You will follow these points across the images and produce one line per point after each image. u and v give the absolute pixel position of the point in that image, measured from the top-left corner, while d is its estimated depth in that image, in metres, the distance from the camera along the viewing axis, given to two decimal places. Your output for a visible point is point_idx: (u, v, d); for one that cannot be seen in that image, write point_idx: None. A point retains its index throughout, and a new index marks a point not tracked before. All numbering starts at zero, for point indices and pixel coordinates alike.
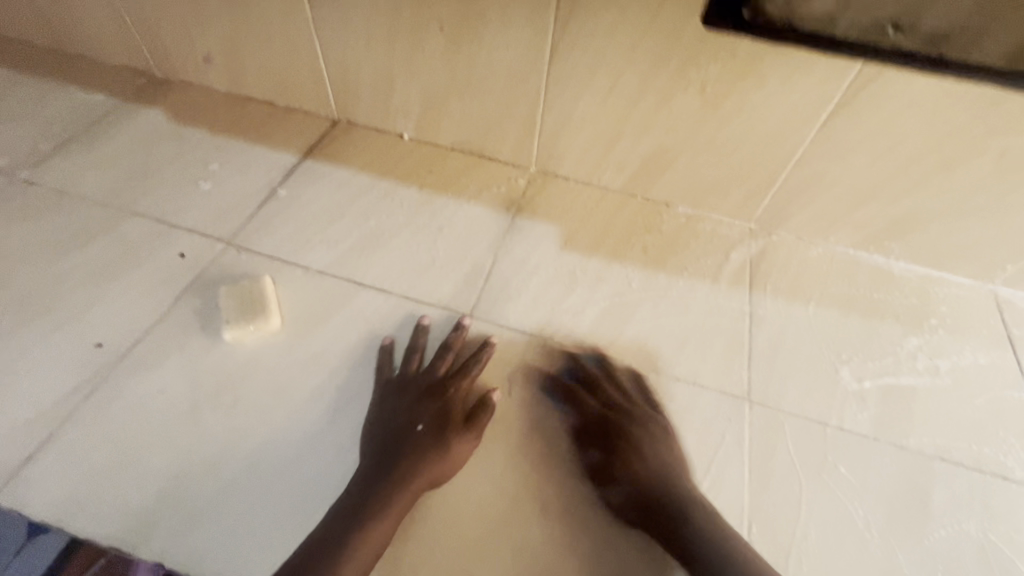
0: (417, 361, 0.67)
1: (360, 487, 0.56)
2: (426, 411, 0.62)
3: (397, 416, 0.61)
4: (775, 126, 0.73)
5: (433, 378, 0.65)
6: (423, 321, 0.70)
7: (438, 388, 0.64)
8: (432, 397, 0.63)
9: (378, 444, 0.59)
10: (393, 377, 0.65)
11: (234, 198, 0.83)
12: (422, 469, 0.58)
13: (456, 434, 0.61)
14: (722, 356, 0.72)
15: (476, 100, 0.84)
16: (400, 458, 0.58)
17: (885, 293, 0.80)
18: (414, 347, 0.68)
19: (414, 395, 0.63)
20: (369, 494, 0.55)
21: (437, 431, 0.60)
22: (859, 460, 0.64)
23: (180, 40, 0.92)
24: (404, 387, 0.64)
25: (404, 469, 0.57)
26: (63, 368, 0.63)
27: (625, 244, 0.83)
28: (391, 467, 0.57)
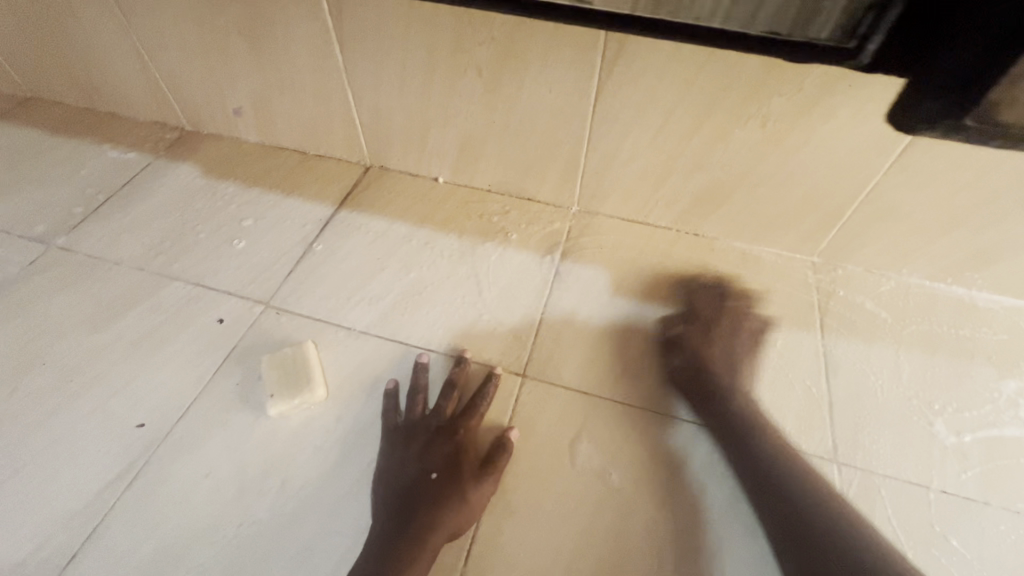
0: (422, 403, 0.64)
1: (375, 552, 0.53)
2: (435, 457, 0.59)
3: (406, 465, 0.59)
4: (843, 158, 0.67)
5: (442, 420, 0.63)
6: (422, 359, 0.67)
7: (447, 430, 0.62)
8: (442, 441, 0.61)
9: (392, 497, 0.57)
10: (399, 422, 0.63)
11: (270, 256, 0.81)
12: (440, 525, 0.55)
13: (473, 477, 0.58)
14: (801, 410, 0.65)
15: (515, 142, 0.81)
16: (417, 511, 0.55)
17: (972, 330, 0.73)
18: (418, 388, 0.65)
19: (422, 441, 0.61)
20: (387, 563, 0.53)
21: (450, 478, 0.58)
22: (971, 530, 0.57)
23: (211, 94, 0.91)
24: (412, 433, 0.61)
25: (424, 522, 0.55)
26: (104, 454, 0.60)
27: (680, 285, 0.78)
28: (411, 521, 0.55)
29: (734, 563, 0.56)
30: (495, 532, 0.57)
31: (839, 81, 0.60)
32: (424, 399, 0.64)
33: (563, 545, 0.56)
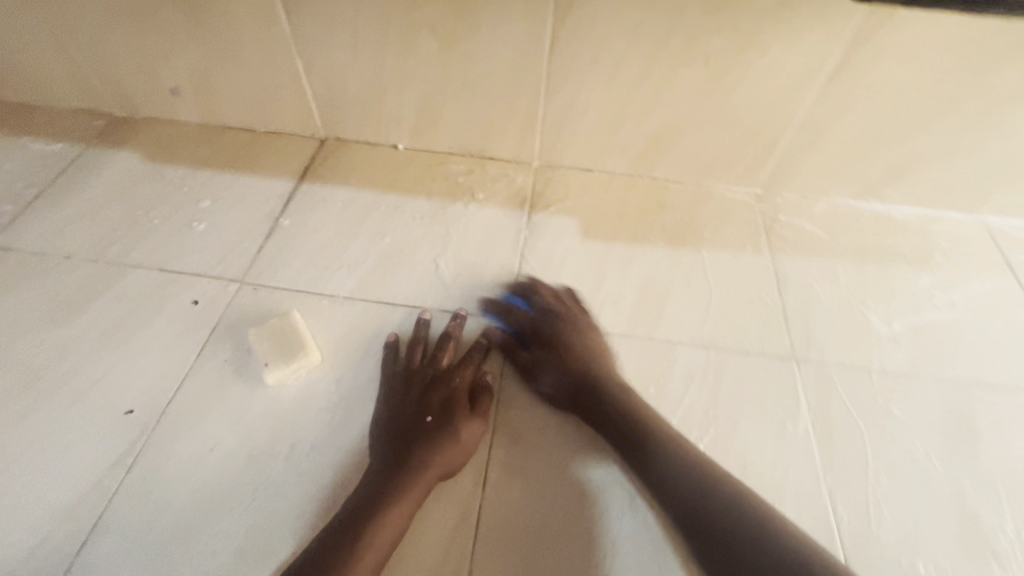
0: (421, 352, 0.66)
1: (363, 488, 0.55)
2: (432, 401, 0.61)
3: (405, 409, 0.60)
4: (776, 92, 0.75)
5: (439, 370, 0.64)
6: (425, 315, 0.69)
7: (445, 377, 0.63)
8: (438, 388, 0.62)
9: (387, 440, 0.58)
10: (399, 370, 0.64)
11: (237, 235, 0.79)
12: (432, 461, 0.57)
13: (465, 419, 0.60)
14: (761, 319, 0.73)
15: (474, 101, 0.83)
16: (410, 451, 0.57)
17: (891, 237, 0.84)
18: (417, 339, 0.67)
19: (421, 386, 0.62)
20: (375, 496, 0.54)
21: (443, 421, 0.59)
22: (906, 400, 0.67)
23: (143, 73, 0.86)
24: (410, 380, 0.63)
25: (416, 461, 0.56)
26: (96, 444, 0.58)
27: (643, 225, 0.83)
28: (403, 459, 0.56)
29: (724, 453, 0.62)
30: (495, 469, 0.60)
31: (770, 20, 0.67)
32: (422, 349, 0.66)
33: (570, 463, 0.61)
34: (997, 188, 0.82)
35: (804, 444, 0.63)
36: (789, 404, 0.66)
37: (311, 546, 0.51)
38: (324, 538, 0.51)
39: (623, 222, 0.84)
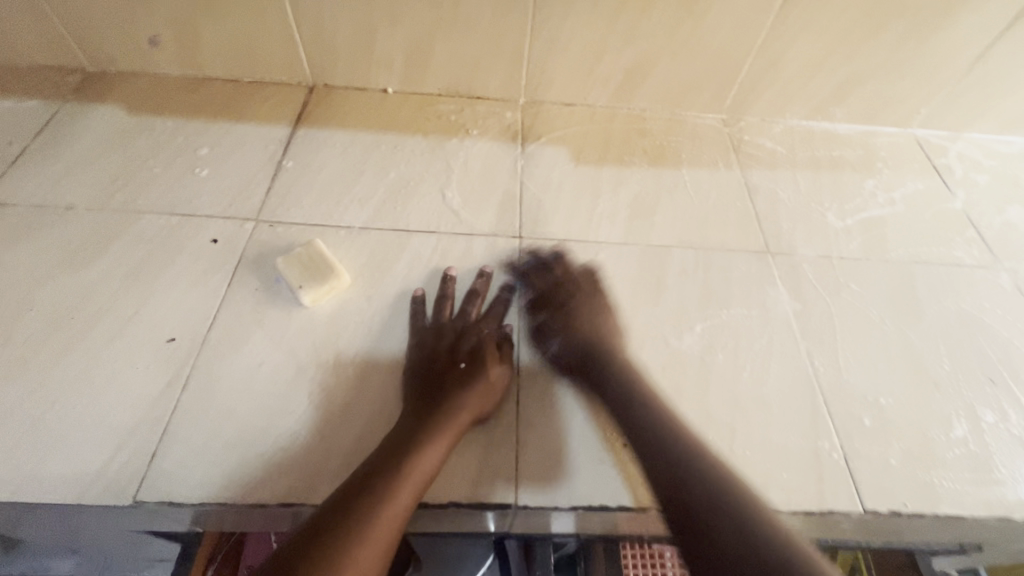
0: (449, 307, 0.68)
1: (398, 429, 0.57)
2: (463, 350, 0.63)
3: (437, 358, 0.62)
4: (739, 17, 0.83)
5: (468, 322, 0.66)
6: (451, 272, 0.71)
7: (474, 328, 0.65)
8: (469, 338, 0.64)
9: (424, 386, 0.60)
10: (429, 323, 0.66)
11: (242, 178, 0.80)
12: (464, 405, 0.58)
13: (496, 368, 0.62)
14: (738, 223, 0.83)
15: (463, 39, 0.87)
16: (446, 396, 0.59)
17: (839, 150, 0.96)
18: (445, 294, 0.69)
19: (451, 337, 0.64)
20: (410, 435, 0.55)
21: (476, 368, 0.61)
22: (863, 277, 0.78)
23: (118, 24, 0.84)
24: (441, 331, 0.65)
25: (451, 405, 0.58)
26: (145, 368, 0.61)
27: (627, 150, 0.91)
28: (439, 403, 0.58)
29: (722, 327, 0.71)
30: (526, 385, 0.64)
31: None
32: (451, 304, 0.68)
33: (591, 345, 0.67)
34: (923, 102, 0.95)
35: (785, 316, 0.72)
36: (770, 287, 0.75)
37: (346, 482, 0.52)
38: (360, 475, 0.53)
39: (609, 149, 0.91)
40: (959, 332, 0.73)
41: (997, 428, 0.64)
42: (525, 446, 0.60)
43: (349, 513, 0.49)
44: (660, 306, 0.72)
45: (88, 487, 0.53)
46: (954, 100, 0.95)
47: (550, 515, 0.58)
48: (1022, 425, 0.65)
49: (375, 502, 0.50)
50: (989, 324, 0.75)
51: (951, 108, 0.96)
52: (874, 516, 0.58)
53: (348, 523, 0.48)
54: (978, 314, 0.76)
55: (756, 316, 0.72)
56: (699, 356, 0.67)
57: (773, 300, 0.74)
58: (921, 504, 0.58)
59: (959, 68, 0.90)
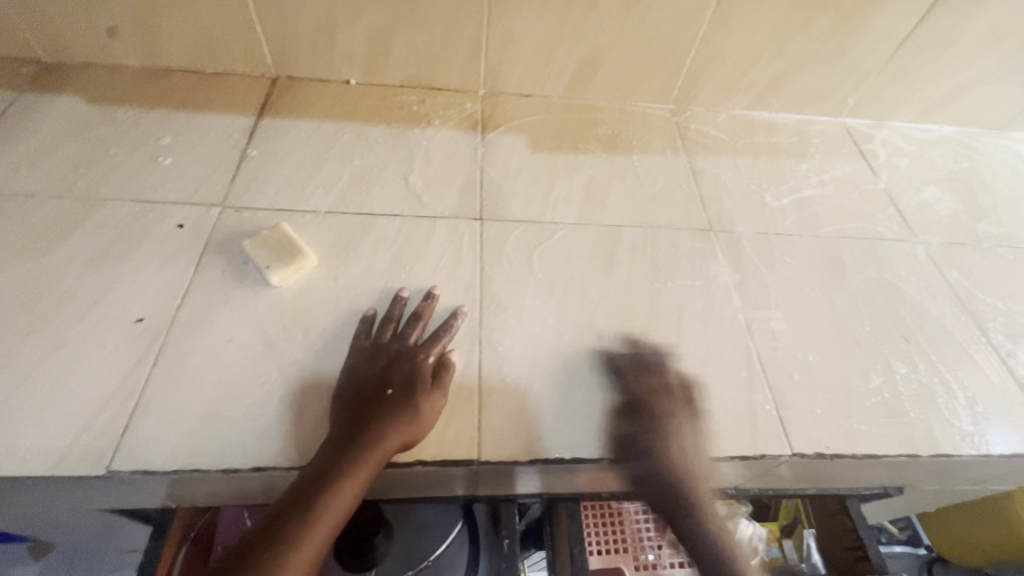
0: (391, 329, 0.66)
1: (319, 462, 0.56)
2: (395, 374, 0.61)
3: (367, 384, 0.61)
4: (680, 12, 0.90)
5: (406, 344, 0.65)
6: (402, 293, 0.70)
7: (410, 353, 0.64)
8: (403, 362, 0.63)
9: (350, 413, 0.59)
10: (367, 344, 0.65)
11: (206, 166, 0.82)
12: (384, 438, 0.57)
13: (425, 395, 0.60)
14: (684, 203, 0.89)
15: (422, 32, 0.90)
16: (370, 425, 0.57)
17: (777, 137, 1.03)
18: (390, 316, 0.67)
19: (385, 361, 0.63)
20: (321, 475, 0.55)
21: (404, 395, 0.59)
22: (795, 250, 0.86)
23: (75, 14, 0.84)
24: (377, 353, 0.64)
25: (373, 436, 0.57)
26: (114, 347, 0.62)
27: (582, 139, 0.96)
28: (362, 434, 0.57)
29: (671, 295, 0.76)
30: (484, 359, 0.67)
31: None
32: (393, 326, 0.67)
33: (547, 316, 0.72)
34: (850, 92, 1.04)
35: (726, 286, 0.79)
36: (712, 260, 0.82)
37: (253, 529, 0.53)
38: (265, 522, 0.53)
39: (565, 137, 0.96)
40: (878, 297, 0.81)
41: (907, 378, 0.72)
42: (487, 407, 0.64)
43: (251, 568, 0.49)
44: (613, 280, 0.77)
45: (59, 460, 0.55)
46: (876, 91, 1.04)
47: (510, 470, 0.62)
48: (930, 374, 0.73)
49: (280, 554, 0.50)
50: (904, 289, 0.83)
51: (875, 98, 1.06)
52: (802, 458, 0.65)
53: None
54: (896, 281, 0.84)
55: (700, 285, 0.78)
56: (648, 322, 0.73)
57: (714, 272, 0.80)
58: (843, 445, 0.65)
59: (879, 61, 0.99)
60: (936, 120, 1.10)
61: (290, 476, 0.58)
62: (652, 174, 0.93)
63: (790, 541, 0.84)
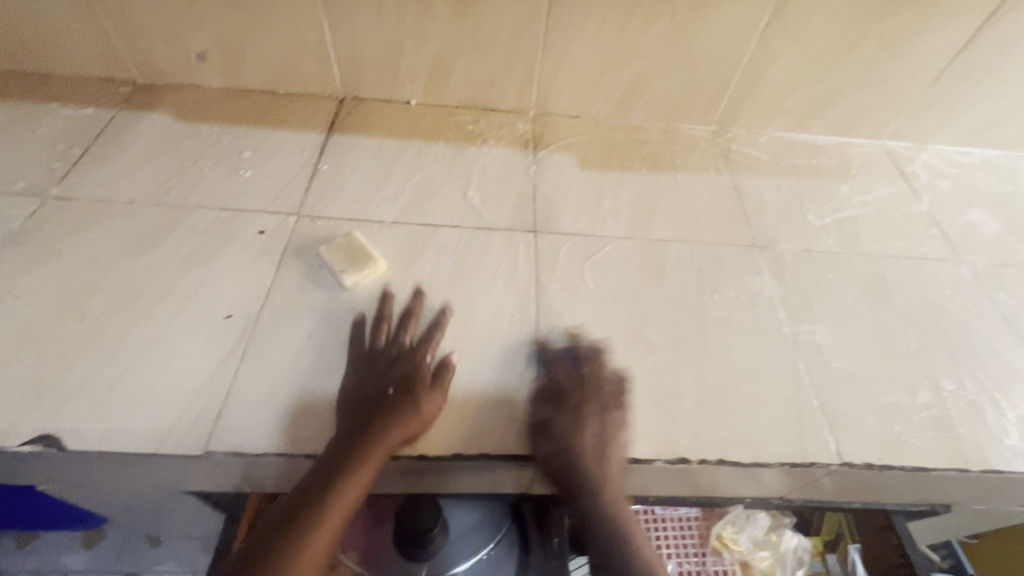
0: (385, 331, 0.71)
1: (324, 460, 0.59)
2: (392, 373, 0.65)
3: (367, 385, 0.65)
4: (726, 40, 0.94)
5: (401, 347, 0.69)
6: (389, 291, 0.74)
7: (406, 354, 0.68)
8: (400, 362, 0.67)
9: (353, 411, 0.63)
10: (364, 348, 0.69)
11: (282, 178, 0.89)
12: (386, 434, 0.60)
13: (423, 392, 0.64)
14: (728, 220, 0.92)
15: (481, 58, 0.97)
16: (372, 422, 0.61)
17: (818, 158, 1.06)
18: (382, 317, 0.72)
19: (383, 363, 0.67)
20: (328, 472, 0.58)
21: (404, 393, 0.63)
22: (838, 267, 0.88)
23: (171, 41, 0.94)
24: (374, 356, 0.68)
25: (376, 433, 0.60)
26: (207, 340, 0.68)
27: (627, 158, 1.01)
28: (365, 430, 0.60)
29: (718, 306, 0.79)
30: (543, 364, 0.71)
31: None
32: (386, 328, 0.71)
33: (600, 325, 0.75)
34: (890, 117, 1.07)
35: (771, 302, 0.81)
36: (757, 275, 0.85)
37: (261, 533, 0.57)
38: (272, 528, 0.57)
39: (611, 155, 1.01)
40: (922, 314, 0.83)
41: (954, 395, 0.73)
42: (544, 404, 0.67)
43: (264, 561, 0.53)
44: (662, 292, 0.80)
45: (162, 441, 0.60)
46: (918, 115, 1.07)
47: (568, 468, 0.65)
48: (979, 392, 0.74)
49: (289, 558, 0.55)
50: (949, 307, 0.84)
51: (915, 122, 1.08)
52: (851, 468, 0.66)
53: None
54: (942, 301, 0.85)
55: (745, 298, 0.81)
56: (697, 332, 0.76)
57: (760, 287, 0.83)
58: (892, 458, 0.67)
59: (921, 87, 1.02)
60: (978, 144, 1.11)
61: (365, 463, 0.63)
62: (695, 192, 0.96)
63: (834, 556, 0.86)
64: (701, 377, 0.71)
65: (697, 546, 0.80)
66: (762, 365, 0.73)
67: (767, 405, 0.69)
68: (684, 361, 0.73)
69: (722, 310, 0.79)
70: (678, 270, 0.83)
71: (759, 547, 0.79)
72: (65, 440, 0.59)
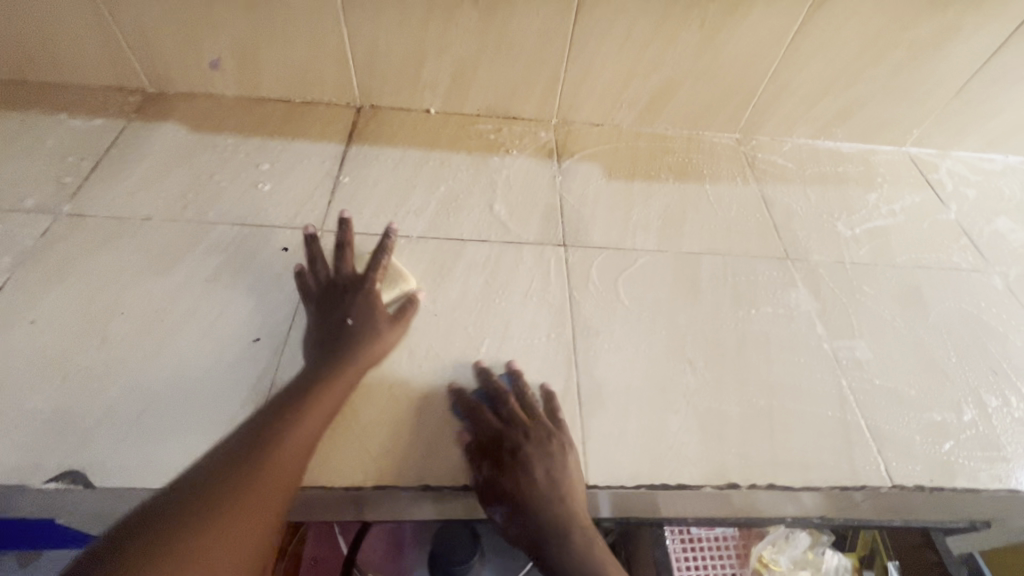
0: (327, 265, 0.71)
1: (287, 392, 0.60)
2: (346, 305, 0.66)
3: (324, 321, 0.65)
4: (755, 48, 0.93)
5: (348, 278, 0.69)
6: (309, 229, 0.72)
7: (354, 284, 0.68)
8: (351, 293, 0.67)
9: (313, 345, 0.64)
10: (313, 285, 0.69)
11: (302, 191, 0.86)
12: (350, 363, 0.62)
13: (382, 323, 0.66)
14: (758, 232, 0.91)
15: (504, 65, 0.94)
16: (335, 354, 0.62)
17: (844, 166, 1.05)
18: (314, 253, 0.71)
19: (334, 296, 0.67)
20: (291, 400, 0.59)
21: (361, 322, 0.65)
22: (872, 279, 0.86)
23: (183, 49, 0.90)
24: (324, 291, 0.68)
25: (339, 363, 0.62)
26: (235, 365, 0.66)
27: (653, 167, 0.99)
28: (328, 361, 0.62)
29: (756, 322, 0.78)
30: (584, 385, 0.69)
31: None
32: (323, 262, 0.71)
33: (640, 343, 0.73)
34: (916, 124, 1.06)
35: (808, 316, 0.79)
36: (792, 288, 0.83)
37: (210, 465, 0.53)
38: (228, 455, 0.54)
39: (637, 165, 0.99)
40: (959, 327, 0.81)
41: (999, 412, 0.72)
42: (587, 428, 0.65)
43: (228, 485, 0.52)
44: (698, 307, 0.78)
45: None
46: (944, 122, 1.05)
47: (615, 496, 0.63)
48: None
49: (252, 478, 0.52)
50: (986, 320, 0.83)
51: (940, 129, 1.07)
52: (901, 490, 0.65)
53: (219, 503, 0.50)
54: (978, 314, 0.84)
55: (783, 313, 0.79)
56: (737, 350, 0.74)
57: (797, 301, 0.81)
58: (942, 479, 0.65)
59: (948, 94, 1.01)
60: (1001, 150, 1.11)
61: (407, 495, 0.61)
62: (723, 202, 0.95)
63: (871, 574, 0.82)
64: (744, 396, 0.69)
65: (737, 565, 0.78)
66: (805, 383, 0.71)
67: (812, 426, 0.68)
68: (726, 380, 0.71)
69: (760, 326, 0.77)
70: (713, 285, 0.81)
71: (798, 567, 0.78)
72: (92, 475, 0.56)
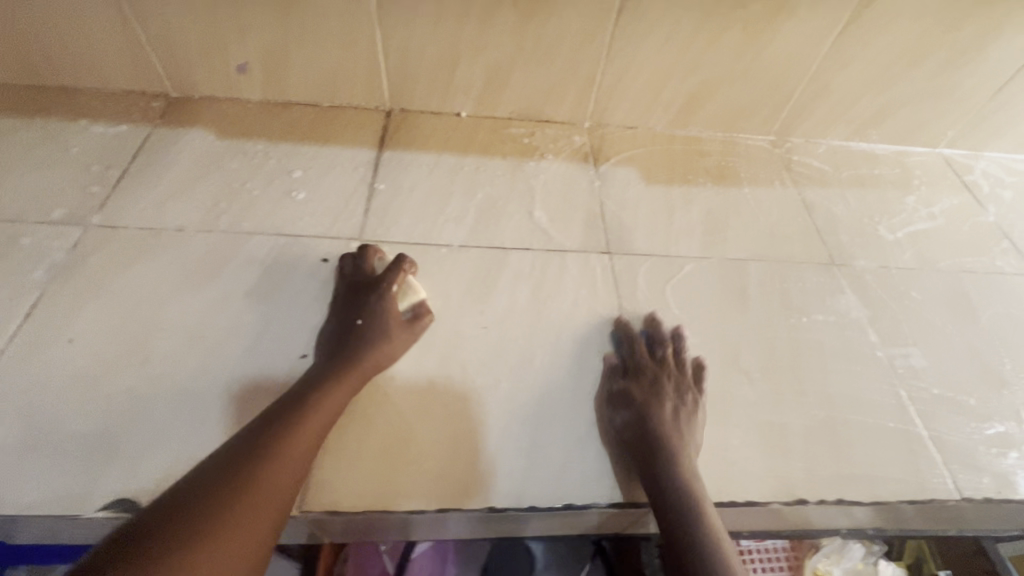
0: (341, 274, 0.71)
1: (295, 388, 0.57)
2: (358, 307, 0.65)
3: (337, 324, 0.64)
4: (796, 49, 0.91)
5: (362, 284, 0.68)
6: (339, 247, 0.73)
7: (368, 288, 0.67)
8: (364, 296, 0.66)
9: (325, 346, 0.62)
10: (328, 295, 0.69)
11: (338, 199, 0.83)
12: (362, 358, 0.60)
13: (395, 324, 0.65)
14: (802, 237, 0.89)
15: (540, 68, 0.92)
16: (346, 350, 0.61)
17: (880, 168, 1.04)
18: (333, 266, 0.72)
19: (348, 301, 0.67)
20: (300, 395, 0.56)
21: (374, 322, 0.64)
22: (919, 284, 0.85)
23: (210, 52, 0.87)
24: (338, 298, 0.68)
25: (350, 359, 0.60)
26: (284, 383, 0.63)
27: (690, 171, 0.97)
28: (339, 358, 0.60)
29: (809, 330, 0.76)
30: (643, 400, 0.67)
31: None
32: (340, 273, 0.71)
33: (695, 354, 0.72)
34: (951, 125, 1.04)
35: (860, 324, 0.78)
36: (841, 295, 0.82)
37: (209, 465, 0.49)
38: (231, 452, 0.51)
39: (674, 169, 0.97)
40: (1010, 333, 0.80)
41: None
42: None
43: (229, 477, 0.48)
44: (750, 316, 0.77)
45: None
46: (980, 123, 1.04)
47: None
48: None
49: (254, 474, 0.48)
50: None
51: (976, 130, 1.06)
52: (971, 503, 0.63)
53: (220, 499, 0.46)
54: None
55: (835, 321, 0.78)
56: (793, 360, 0.73)
57: (847, 308, 0.80)
58: (1010, 491, 0.64)
59: (987, 95, 0.99)
60: None
61: (470, 518, 0.58)
62: (764, 206, 0.93)
63: None
64: (805, 408, 0.68)
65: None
66: (864, 394, 0.70)
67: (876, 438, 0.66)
68: (785, 392, 0.69)
69: (813, 334, 0.76)
70: (762, 292, 0.80)
71: None
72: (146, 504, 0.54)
